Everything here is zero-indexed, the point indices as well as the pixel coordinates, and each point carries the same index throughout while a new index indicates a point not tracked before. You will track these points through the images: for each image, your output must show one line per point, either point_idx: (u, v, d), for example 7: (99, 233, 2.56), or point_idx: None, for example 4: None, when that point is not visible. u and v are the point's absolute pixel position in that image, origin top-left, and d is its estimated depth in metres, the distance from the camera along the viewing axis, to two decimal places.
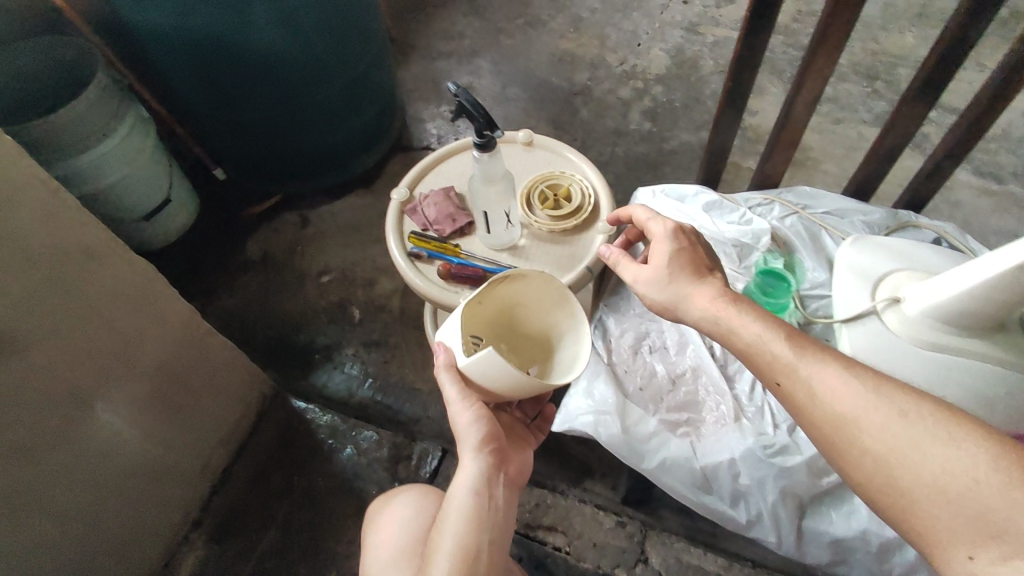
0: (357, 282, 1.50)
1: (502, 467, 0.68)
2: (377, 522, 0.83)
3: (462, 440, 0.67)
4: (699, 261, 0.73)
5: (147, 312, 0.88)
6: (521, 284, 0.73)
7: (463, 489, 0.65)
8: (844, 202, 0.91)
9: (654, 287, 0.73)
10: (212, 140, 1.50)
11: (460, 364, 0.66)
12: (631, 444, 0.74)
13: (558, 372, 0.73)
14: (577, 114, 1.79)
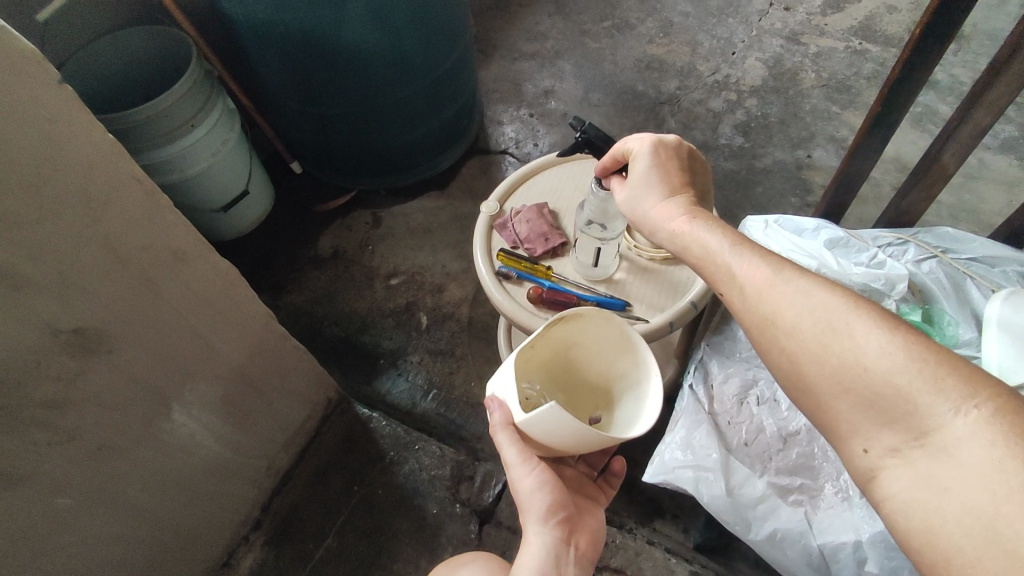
0: (425, 287, 1.47)
1: (572, 538, 0.62)
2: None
3: (526, 508, 0.62)
4: (675, 176, 0.68)
5: (228, 316, 0.86)
6: (576, 325, 0.66)
7: (528, 566, 0.59)
8: (997, 248, 0.79)
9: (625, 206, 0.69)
10: (293, 131, 1.50)
11: (518, 421, 0.61)
12: (736, 511, 0.67)
13: (620, 425, 0.66)
14: (663, 124, 1.70)
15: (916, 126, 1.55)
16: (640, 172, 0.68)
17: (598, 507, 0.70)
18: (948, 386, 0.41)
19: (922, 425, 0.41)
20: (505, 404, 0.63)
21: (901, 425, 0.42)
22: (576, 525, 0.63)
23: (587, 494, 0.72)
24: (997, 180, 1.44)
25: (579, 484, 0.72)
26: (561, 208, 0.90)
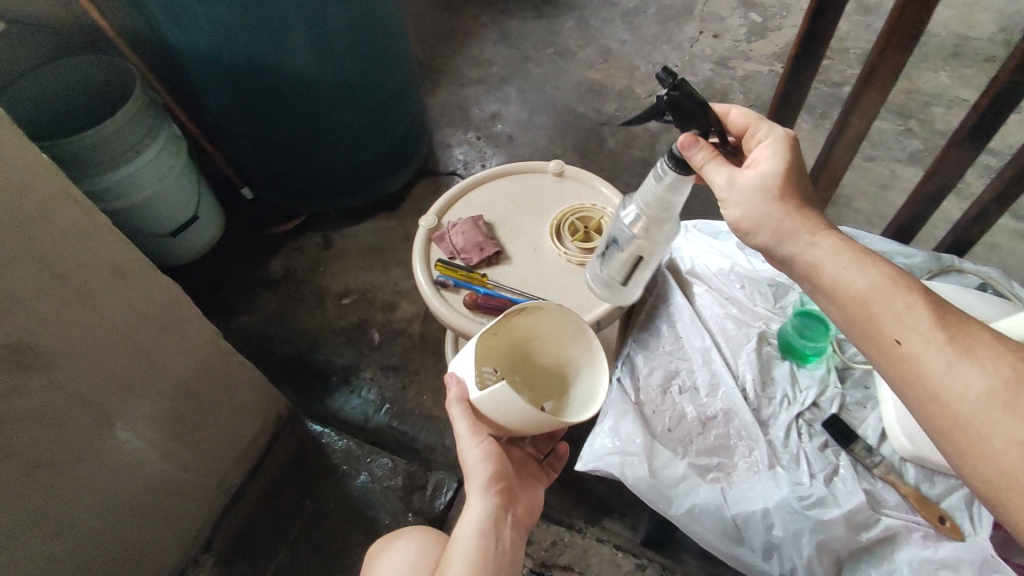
0: (377, 304, 1.50)
1: (509, 506, 0.66)
2: (375, 563, 0.73)
3: (470, 476, 0.65)
4: (802, 182, 0.64)
5: (172, 332, 0.88)
6: (538, 317, 0.71)
7: (467, 528, 0.63)
8: (885, 244, 0.91)
9: (750, 198, 0.63)
10: (242, 156, 1.52)
11: (473, 396, 0.64)
12: (658, 490, 0.71)
13: (575, 410, 0.71)
14: (605, 144, 1.79)
15: None
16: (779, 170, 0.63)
17: (538, 484, 0.74)
18: None
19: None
20: (462, 381, 0.67)
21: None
22: (514, 496, 0.67)
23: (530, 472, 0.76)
24: (907, 189, 1.57)
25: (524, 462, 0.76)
26: (496, 219, 0.96)
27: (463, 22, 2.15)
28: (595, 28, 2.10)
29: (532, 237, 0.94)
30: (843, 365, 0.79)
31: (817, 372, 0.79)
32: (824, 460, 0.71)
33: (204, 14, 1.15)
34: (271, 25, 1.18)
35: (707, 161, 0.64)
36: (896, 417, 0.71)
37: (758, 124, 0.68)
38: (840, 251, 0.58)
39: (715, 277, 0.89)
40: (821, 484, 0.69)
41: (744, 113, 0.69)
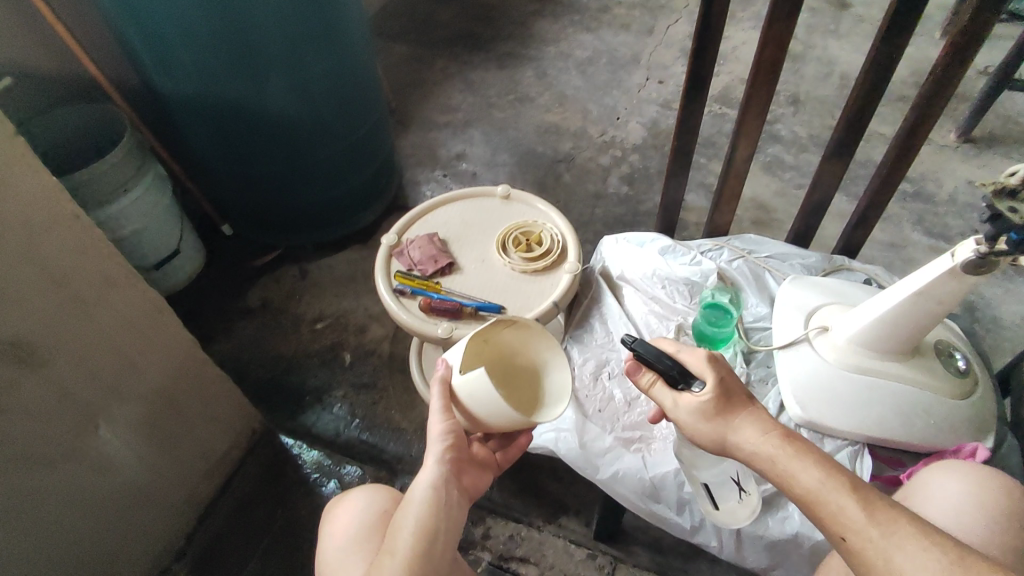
0: (350, 328, 1.59)
1: (461, 474, 0.76)
2: (331, 515, 0.83)
3: (431, 445, 0.76)
4: (735, 389, 0.74)
5: (154, 341, 0.97)
6: (522, 332, 0.88)
7: (422, 484, 0.73)
8: (785, 248, 1.07)
9: (696, 420, 0.73)
10: (223, 194, 1.63)
11: (454, 381, 0.78)
12: (587, 458, 0.86)
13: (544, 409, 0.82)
14: (561, 179, 1.94)
15: (767, 172, 1.82)
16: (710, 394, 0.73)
17: (492, 470, 0.84)
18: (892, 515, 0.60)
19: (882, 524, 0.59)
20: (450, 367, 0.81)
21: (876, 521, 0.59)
22: (465, 470, 0.77)
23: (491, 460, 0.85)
24: None
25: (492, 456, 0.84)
26: (450, 236, 1.08)
27: (431, 72, 2.34)
28: (552, 76, 2.29)
29: (481, 250, 1.06)
30: (748, 348, 0.94)
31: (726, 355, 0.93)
32: None
33: (193, 65, 1.28)
34: (253, 75, 1.32)
35: (653, 384, 0.79)
36: (790, 392, 0.85)
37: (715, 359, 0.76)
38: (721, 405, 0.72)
39: (641, 280, 1.03)
40: None
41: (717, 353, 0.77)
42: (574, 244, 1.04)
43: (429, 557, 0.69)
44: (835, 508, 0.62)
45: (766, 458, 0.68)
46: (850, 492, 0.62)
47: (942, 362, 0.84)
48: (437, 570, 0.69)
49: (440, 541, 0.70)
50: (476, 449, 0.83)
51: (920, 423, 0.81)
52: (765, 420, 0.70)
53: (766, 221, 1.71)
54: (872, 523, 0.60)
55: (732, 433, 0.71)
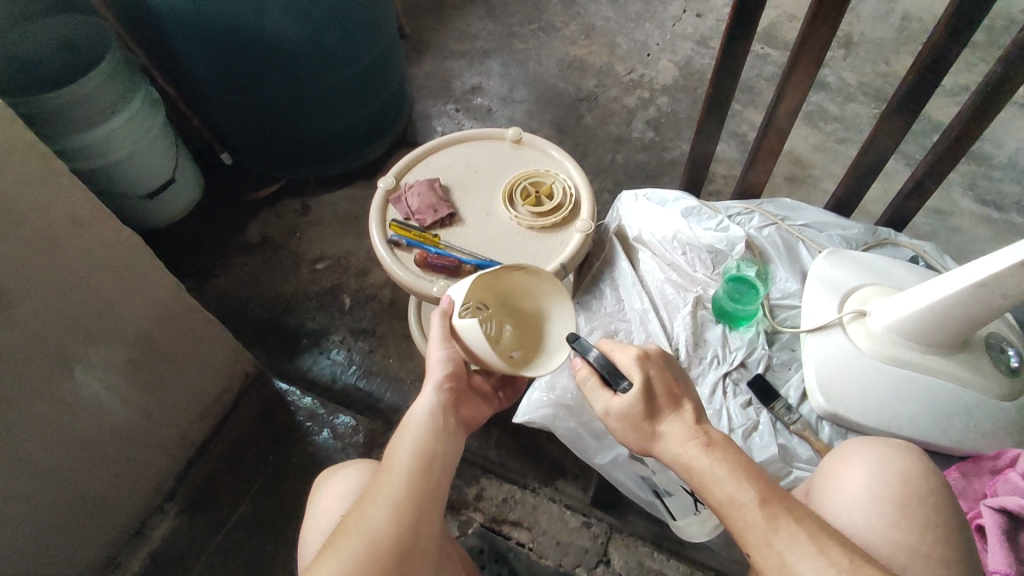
0: (350, 270, 1.52)
1: (459, 405, 0.72)
2: (318, 492, 0.80)
3: (429, 374, 0.72)
4: (663, 390, 0.67)
5: (133, 283, 0.91)
6: (534, 275, 0.77)
7: (420, 408, 0.69)
8: (825, 216, 0.97)
9: (620, 422, 0.66)
10: (219, 121, 1.53)
11: (455, 318, 0.71)
12: (585, 438, 0.89)
13: (545, 356, 0.73)
14: (582, 120, 1.80)
15: (808, 123, 1.66)
16: (628, 400, 0.65)
17: (491, 406, 0.78)
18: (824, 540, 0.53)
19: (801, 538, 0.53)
20: (453, 301, 0.74)
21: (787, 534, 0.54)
22: (464, 400, 0.73)
23: (490, 396, 0.79)
24: None
25: (492, 393, 0.79)
26: (453, 183, 0.98)
27: None
28: (580, 4, 2.10)
29: (485, 200, 0.96)
30: (772, 327, 0.88)
31: (745, 333, 0.87)
32: (745, 416, 0.81)
33: None
34: None
35: (587, 380, 0.69)
36: (815, 381, 0.80)
37: (638, 360, 0.67)
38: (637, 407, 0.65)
39: (660, 244, 0.95)
40: (740, 437, 0.80)
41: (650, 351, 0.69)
42: (588, 199, 0.94)
43: (424, 480, 0.64)
44: (740, 524, 0.56)
45: (683, 463, 0.63)
46: (756, 504, 0.56)
47: (991, 359, 0.77)
48: (438, 491, 0.65)
49: (438, 467, 0.66)
50: (480, 382, 0.78)
51: (959, 423, 0.75)
52: (687, 424, 0.64)
53: (801, 178, 1.58)
54: (773, 534, 0.54)
55: (655, 440, 0.65)
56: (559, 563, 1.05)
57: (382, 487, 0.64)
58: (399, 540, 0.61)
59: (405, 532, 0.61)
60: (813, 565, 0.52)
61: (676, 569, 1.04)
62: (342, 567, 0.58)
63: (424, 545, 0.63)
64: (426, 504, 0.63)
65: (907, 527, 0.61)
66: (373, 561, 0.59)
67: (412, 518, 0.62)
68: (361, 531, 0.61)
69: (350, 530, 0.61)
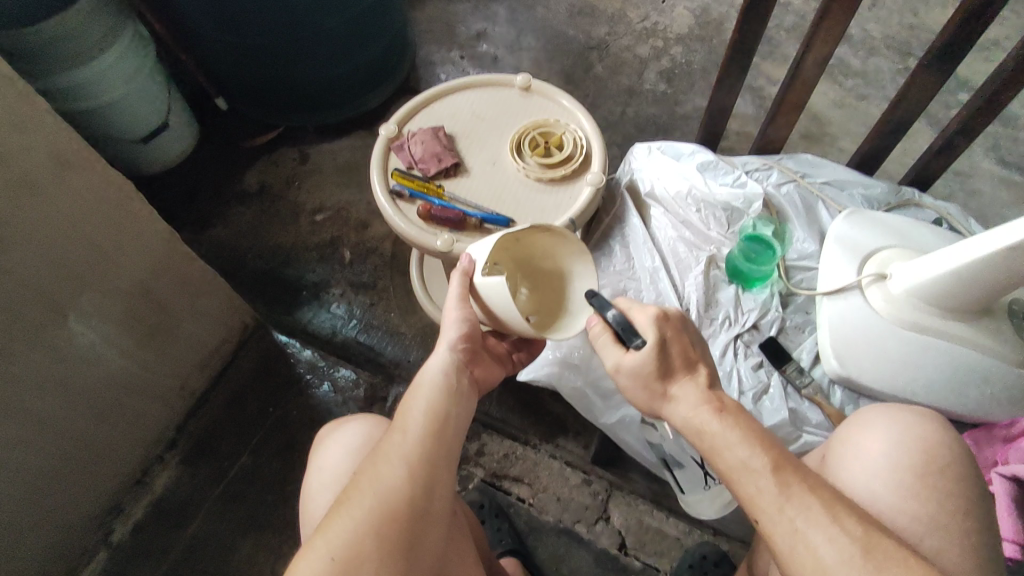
0: (350, 222, 1.49)
1: (472, 365, 0.71)
2: (323, 444, 0.79)
3: (443, 332, 0.70)
4: (678, 352, 0.65)
5: (127, 230, 0.88)
6: (554, 239, 0.74)
7: (434, 365, 0.68)
8: (847, 174, 0.93)
9: (629, 381, 0.65)
10: (213, 62, 1.46)
11: (477, 276, 0.70)
12: (591, 399, 0.89)
13: (559, 322, 0.71)
14: (591, 70, 1.73)
15: (828, 78, 1.59)
16: (640, 358, 0.63)
17: (502, 368, 0.78)
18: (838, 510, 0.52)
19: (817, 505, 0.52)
20: (474, 261, 0.73)
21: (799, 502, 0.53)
22: (478, 360, 0.72)
23: (502, 357, 0.78)
24: None
25: (504, 355, 0.78)
26: (458, 131, 0.94)
27: None
28: None
29: (491, 150, 0.92)
30: (787, 289, 0.85)
31: (759, 295, 0.85)
32: (756, 379, 0.80)
33: None
34: None
35: (599, 335, 0.68)
36: (829, 344, 0.78)
37: (654, 320, 0.65)
38: (648, 365, 0.64)
39: (673, 200, 0.91)
40: (750, 400, 0.79)
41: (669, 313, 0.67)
42: (600, 151, 0.90)
43: (439, 439, 0.63)
44: (751, 490, 0.55)
45: (694, 427, 0.61)
46: (768, 471, 0.55)
47: (1014, 327, 0.75)
48: (451, 453, 0.64)
49: (451, 426, 0.65)
50: (493, 344, 0.78)
51: (974, 391, 0.74)
52: (699, 391, 0.63)
53: (817, 135, 1.52)
54: (786, 500, 0.53)
55: (664, 404, 0.64)
56: (559, 518, 1.06)
57: (395, 446, 0.62)
58: (412, 500, 0.60)
59: (418, 493, 0.60)
60: (826, 532, 0.51)
61: (675, 526, 1.05)
62: (353, 526, 0.57)
63: (437, 506, 0.62)
64: (439, 466, 0.62)
65: (925, 498, 0.60)
66: (385, 521, 0.58)
67: (424, 479, 0.61)
68: (372, 490, 0.60)
69: (362, 489, 0.60)
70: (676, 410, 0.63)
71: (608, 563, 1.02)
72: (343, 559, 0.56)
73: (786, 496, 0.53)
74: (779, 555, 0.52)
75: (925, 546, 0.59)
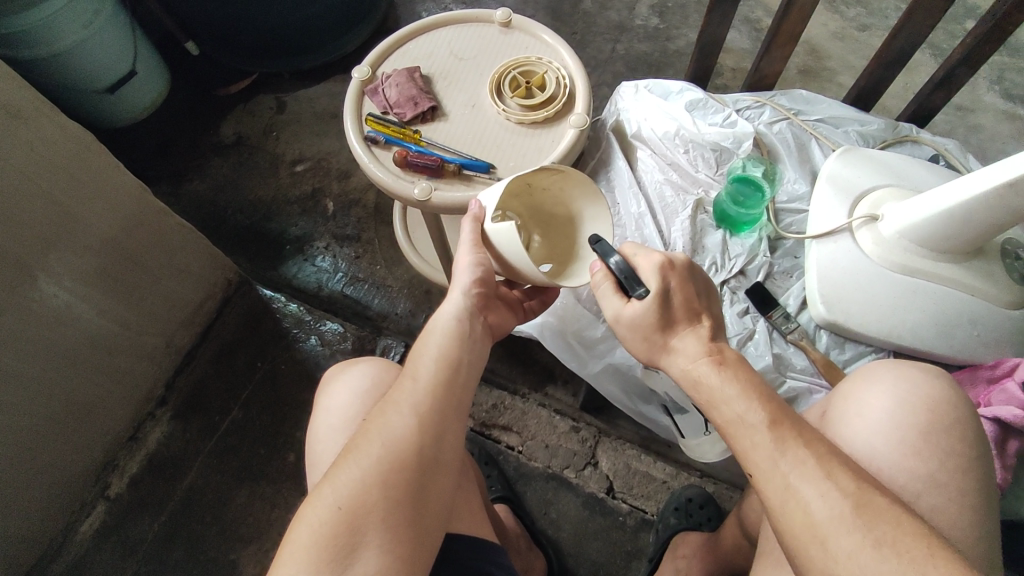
0: (332, 173, 1.44)
1: (484, 312, 0.70)
2: (329, 387, 0.78)
3: (456, 278, 0.70)
4: (681, 303, 0.64)
5: (90, 185, 0.84)
6: (561, 184, 0.74)
7: (449, 312, 0.67)
8: (842, 110, 0.89)
9: (627, 330, 0.65)
10: (177, 4, 1.37)
11: (488, 224, 0.68)
12: (575, 350, 0.89)
13: (571, 270, 0.73)
14: (581, 5, 1.63)
15: (829, 8, 1.51)
16: (640, 310, 0.62)
17: (515, 318, 0.77)
18: (830, 464, 0.51)
19: (807, 460, 0.51)
20: (484, 208, 0.71)
21: (792, 456, 0.52)
22: (492, 307, 0.72)
23: (514, 307, 0.77)
24: None
25: (515, 303, 0.77)
26: (436, 72, 0.89)
27: None
28: None
29: (470, 92, 0.87)
30: (776, 234, 0.83)
31: (748, 240, 0.83)
32: (741, 325, 0.79)
33: None
34: None
35: (600, 282, 0.66)
36: (817, 288, 0.76)
37: (656, 270, 0.63)
38: (647, 319, 0.63)
39: (660, 141, 0.88)
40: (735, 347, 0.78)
41: (672, 263, 0.64)
42: (584, 91, 0.85)
43: (452, 385, 0.63)
44: (746, 443, 0.54)
45: (692, 379, 0.61)
46: (764, 427, 0.54)
47: (1004, 268, 0.73)
48: (461, 401, 0.63)
49: (464, 372, 0.64)
50: (506, 292, 0.76)
51: (961, 334, 0.73)
52: (700, 342, 0.62)
53: (816, 71, 1.46)
54: (780, 454, 0.52)
55: (662, 357, 0.65)
56: (548, 464, 1.07)
57: (406, 394, 0.61)
58: (421, 449, 0.59)
59: (427, 442, 0.59)
60: (817, 486, 0.49)
61: (661, 470, 1.06)
62: (361, 473, 0.56)
63: (446, 456, 0.61)
64: (448, 416, 0.62)
65: (930, 454, 0.58)
66: (393, 469, 0.57)
67: (434, 428, 0.60)
68: (380, 439, 0.58)
69: (370, 436, 0.58)
70: (678, 362, 0.63)
71: (595, 506, 1.04)
72: (350, 507, 0.54)
73: (780, 452, 0.52)
74: (771, 507, 0.51)
75: (920, 504, 0.57)
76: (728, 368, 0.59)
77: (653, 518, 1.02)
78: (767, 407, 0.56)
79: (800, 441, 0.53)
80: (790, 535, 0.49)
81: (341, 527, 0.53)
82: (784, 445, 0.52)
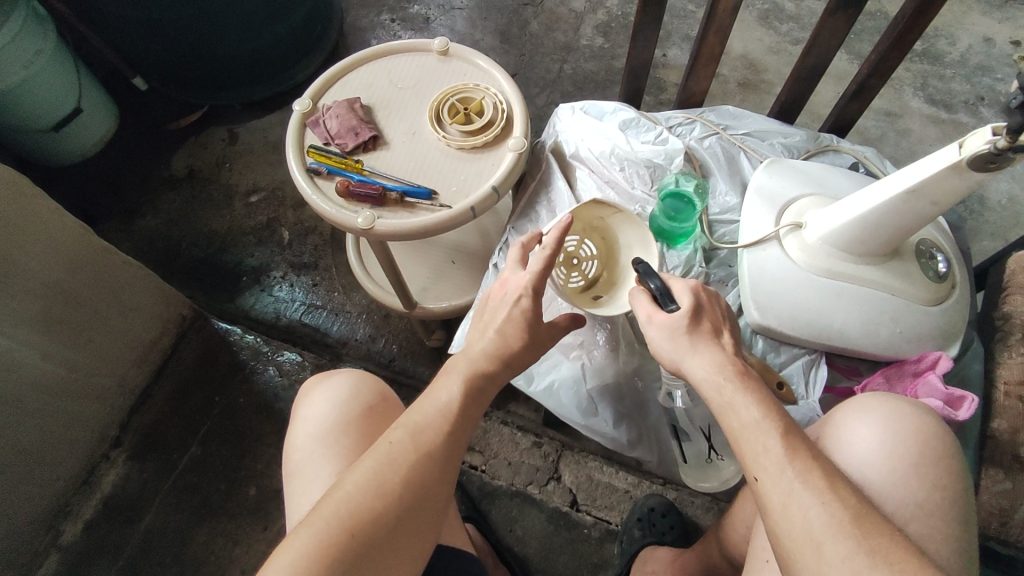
0: (287, 202, 1.44)
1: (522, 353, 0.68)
2: (305, 399, 0.78)
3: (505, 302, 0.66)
4: (710, 321, 0.64)
5: (21, 227, 0.83)
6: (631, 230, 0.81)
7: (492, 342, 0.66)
8: (766, 124, 0.94)
9: (659, 336, 0.64)
10: (121, 42, 1.37)
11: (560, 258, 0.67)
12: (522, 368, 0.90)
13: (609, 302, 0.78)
14: (527, 28, 1.67)
15: (762, 25, 1.58)
16: (677, 317, 0.63)
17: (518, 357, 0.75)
18: (809, 475, 0.51)
19: (801, 466, 0.52)
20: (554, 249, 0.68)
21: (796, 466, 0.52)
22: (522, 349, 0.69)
23: None
24: None
25: None
26: (377, 102, 0.90)
27: None
28: None
29: (411, 120, 0.89)
30: (710, 244, 0.86)
31: (684, 251, 0.86)
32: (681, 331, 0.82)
33: None
34: None
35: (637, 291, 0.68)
36: (750, 295, 0.79)
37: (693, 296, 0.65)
38: (675, 324, 0.63)
39: (597, 159, 0.91)
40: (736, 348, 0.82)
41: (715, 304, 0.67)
42: (522, 114, 0.88)
43: (463, 413, 0.63)
44: (758, 447, 0.53)
45: (712, 384, 0.59)
46: (777, 434, 0.53)
47: (920, 267, 0.78)
48: (468, 431, 0.64)
49: (478, 403, 0.65)
50: None
51: (887, 332, 0.76)
52: (722, 352, 0.61)
53: (754, 83, 1.52)
54: (790, 461, 0.52)
55: (685, 359, 0.62)
56: (511, 482, 1.08)
57: (419, 419, 0.62)
58: (427, 469, 0.59)
59: (433, 463, 0.59)
60: (806, 499, 0.50)
61: (623, 479, 1.08)
62: (365, 487, 0.56)
63: (447, 487, 0.61)
64: (457, 442, 0.62)
65: (917, 485, 0.58)
66: (399, 493, 0.57)
67: (440, 451, 0.60)
68: (391, 455, 0.59)
69: (379, 451, 0.59)
70: (700, 361, 0.61)
71: (560, 521, 1.05)
72: (351, 523, 0.54)
73: (785, 465, 0.52)
74: (770, 511, 0.52)
75: (898, 518, 0.58)
76: (737, 377, 0.58)
77: (617, 528, 1.04)
78: (765, 411, 0.55)
79: (800, 455, 0.52)
80: (787, 542, 0.50)
81: (343, 541, 0.53)
82: (792, 453, 0.52)
